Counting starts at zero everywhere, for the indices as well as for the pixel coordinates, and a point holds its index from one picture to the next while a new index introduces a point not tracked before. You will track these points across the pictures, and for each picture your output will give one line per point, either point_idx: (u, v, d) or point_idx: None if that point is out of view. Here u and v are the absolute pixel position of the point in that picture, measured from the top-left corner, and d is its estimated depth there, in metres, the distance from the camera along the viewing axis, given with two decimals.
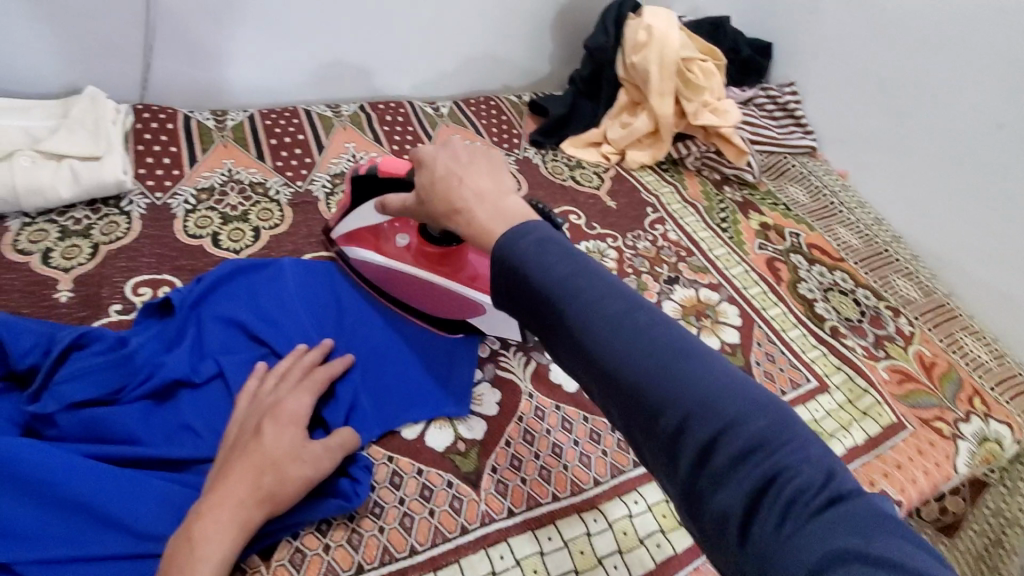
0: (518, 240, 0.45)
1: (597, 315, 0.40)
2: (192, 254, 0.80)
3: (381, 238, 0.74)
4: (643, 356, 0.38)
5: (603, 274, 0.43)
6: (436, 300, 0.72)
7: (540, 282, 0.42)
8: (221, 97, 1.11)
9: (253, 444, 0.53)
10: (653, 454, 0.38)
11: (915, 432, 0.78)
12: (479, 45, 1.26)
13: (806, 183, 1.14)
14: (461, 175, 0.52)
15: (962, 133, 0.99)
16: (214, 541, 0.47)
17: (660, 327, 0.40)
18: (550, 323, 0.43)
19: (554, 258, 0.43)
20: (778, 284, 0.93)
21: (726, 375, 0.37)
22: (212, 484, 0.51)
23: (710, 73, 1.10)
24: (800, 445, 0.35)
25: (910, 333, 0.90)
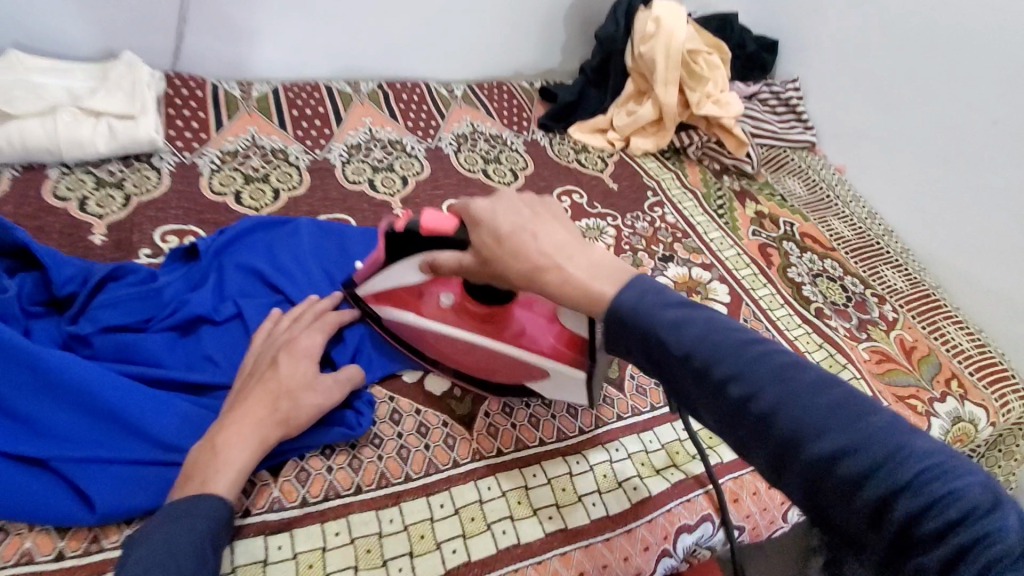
0: (661, 312, 0.47)
1: (772, 389, 0.41)
2: (216, 209, 0.86)
3: (419, 298, 0.67)
4: (829, 429, 0.39)
5: (765, 342, 0.44)
6: (488, 363, 0.67)
7: (698, 355, 0.44)
8: (248, 71, 1.17)
9: (270, 373, 0.58)
10: (848, 525, 0.39)
11: (890, 407, 0.81)
12: (495, 32, 1.31)
13: (803, 176, 1.18)
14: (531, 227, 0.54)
15: (957, 130, 1.02)
16: (234, 452, 0.53)
17: (840, 395, 0.40)
18: (715, 397, 0.44)
19: (708, 330, 0.45)
20: (769, 267, 0.97)
21: (917, 442, 0.38)
22: (233, 405, 0.56)
23: (715, 67, 1.15)
24: (1006, 509, 0.35)
25: (893, 319, 0.94)
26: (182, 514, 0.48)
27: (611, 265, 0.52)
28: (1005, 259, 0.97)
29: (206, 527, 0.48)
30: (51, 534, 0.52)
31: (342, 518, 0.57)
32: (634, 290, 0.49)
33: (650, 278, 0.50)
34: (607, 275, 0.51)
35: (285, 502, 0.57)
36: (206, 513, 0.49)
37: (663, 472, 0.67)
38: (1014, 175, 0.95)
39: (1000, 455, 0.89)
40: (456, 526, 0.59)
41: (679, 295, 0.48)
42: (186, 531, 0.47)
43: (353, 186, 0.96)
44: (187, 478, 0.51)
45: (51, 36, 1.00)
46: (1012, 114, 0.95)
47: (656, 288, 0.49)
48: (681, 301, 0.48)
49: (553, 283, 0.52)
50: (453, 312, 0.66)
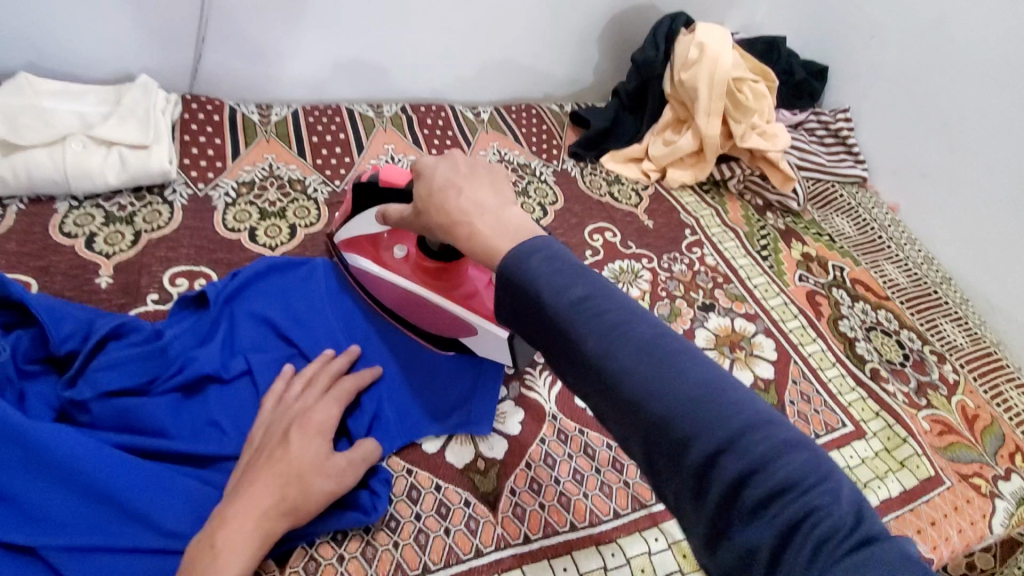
0: (534, 263, 0.43)
1: (621, 346, 0.39)
2: (229, 247, 0.81)
3: (378, 248, 0.71)
4: (669, 390, 0.37)
5: (625, 301, 0.42)
6: (428, 317, 0.68)
7: (559, 309, 0.41)
8: (269, 91, 1.13)
9: (280, 451, 0.53)
10: (677, 492, 0.37)
11: (952, 487, 0.74)
12: (525, 52, 1.25)
13: (853, 214, 1.10)
14: (460, 185, 0.50)
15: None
16: (236, 551, 0.47)
17: (687, 358, 0.39)
18: (568, 352, 0.41)
19: (572, 283, 0.42)
20: (818, 319, 0.90)
21: (754, 410, 0.36)
22: (237, 489, 0.51)
23: (760, 96, 1.07)
24: (834, 485, 0.34)
25: (954, 382, 0.86)
26: None
27: (522, 226, 0.47)
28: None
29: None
30: None
31: None
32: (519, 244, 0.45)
33: (544, 236, 0.46)
34: (512, 234, 0.46)
35: None
36: None
37: None
38: None
39: None
40: None
41: (561, 248, 0.45)
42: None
43: None
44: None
45: (67, 56, 0.97)
46: None
47: (541, 241, 0.45)
48: (558, 250, 0.44)
49: (463, 239, 0.48)
50: (404, 263, 0.69)
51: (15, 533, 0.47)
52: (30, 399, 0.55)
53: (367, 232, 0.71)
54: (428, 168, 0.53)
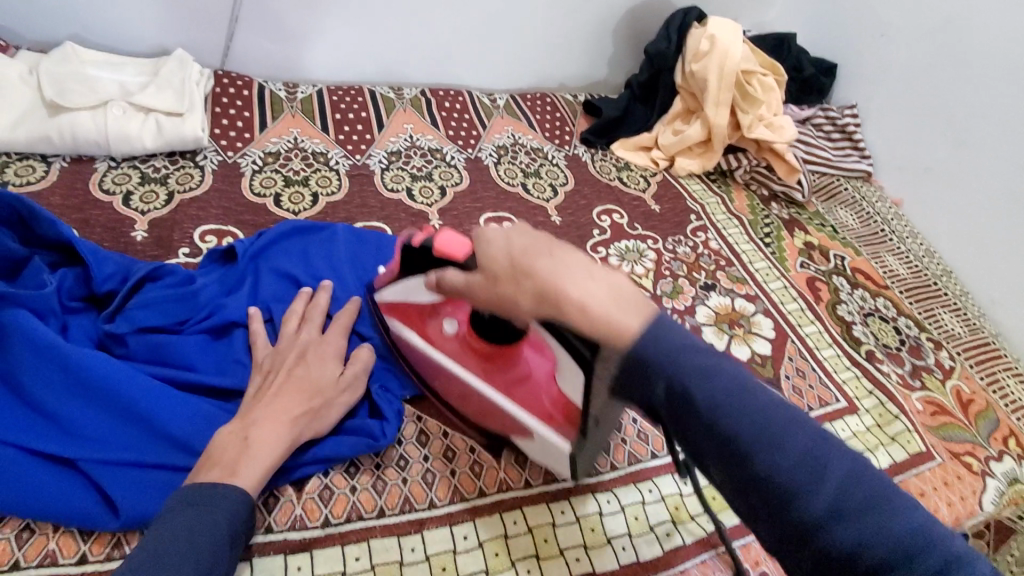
0: (690, 361, 0.42)
1: (791, 458, 0.39)
2: (254, 211, 0.86)
3: (427, 319, 0.65)
4: (844, 508, 0.38)
5: (775, 402, 0.42)
6: (479, 406, 0.63)
7: (714, 405, 0.41)
8: (295, 71, 1.18)
9: (300, 369, 0.59)
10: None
11: (944, 463, 0.76)
12: (541, 43, 1.29)
13: (856, 207, 1.12)
14: None
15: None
16: (265, 446, 0.53)
17: (858, 472, 0.39)
18: (727, 458, 0.41)
19: (720, 379, 0.42)
20: (817, 303, 0.93)
21: (926, 526, 0.38)
22: (263, 400, 0.56)
23: (768, 88, 1.11)
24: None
25: (950, 367, 0.88)
26: (198, 506, 0.47)
27: (636, 296, 0.46)
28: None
29: (226, 524, 0.47)
30: (73, 537, 0.52)
31: (364, 542, 0.55)
32: (660, 333, 0.43)
33: (673, 319, 0.45)
34: (632, 307, 0.45)
35: (307, 521, 0.56)
36: (225, 507, 0.48)
37: (699, 519, 0.63)
38: None
39: None
40: (479, 561, 0.56)
41: (699, 340, 0.44)
42: (207, 525, 0.46)
43: (390, 194, 0.95)
44: (211, 465, 0.51)
45: (110, 31, 1.02)
46: None
47: (676, 327, 0.44)
48: (698, 344, 0.44)
49: (562, 295, 0.45)
50: (457, 342, 0.63)
51: (59, 444, 0.53)
52: (74, 331, 0.60)
53: (417, 302, 0.65)
54: None
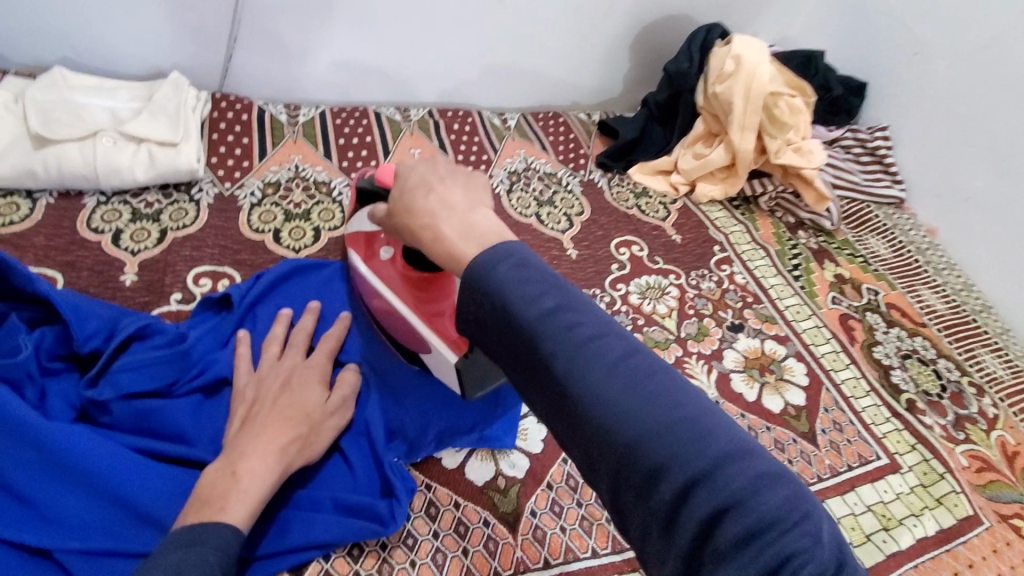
0: (504, 274, 0.40)
1: (592, 369, 0.36)
2: (252, 249, 0.81)
3: (370, 245, 0.68)
4: (637, 413, 0.35)
5: (599, 319, 0.38)
6: (396, 325, 0.64)
7: (530, 326, 0.38)
8: (297, 91, 1.13)
9: (286, 397, 0.56)
10: (643, 525, 0.35)
11: (992, 528, 0.70)
12: (554, 60, 1.23)
13: (887, 235, 1.05)
14: (431, 184, 0.48)
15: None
16: (256, 478, 0.50)
17: (667, 382, 0.36)
18: (534, 371, 0.38)
19: (543, 295, 0.39)
20: (852, 344, 0.87)
21: (731, 438, 0.34)
22: (250, 427, 0.54)
23: (797, 111, 1.03)
24: (817, 525, 0.32)
25: (993, 417, 0.82)
26: (188, 543, 0.43)
27: (494, 230, 0.43)
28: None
29: (216, 560, 0.43)
30: None
31: None
32: (491, 251, 0.41)
33: (506, 237, 0.43)
34: (479, 239, 0.43)
35: None
36: (216, 543, 0.44)
37: None
38: None
39: None
40: None
41: (535, 258, 0.41)
42: (195, 560, 0.42)
43: None
44: (202, 503, 0.47)
45: (103, 52, 0.98)
46: None
47: (507, 242, 0.42)
48: (535, 263, 0.41)
49: (427, 243, 0.45)
50: (389, 265, 0.65)
51: (33, 533, 0.47)
52: (52, 399, 0.55)
53: (365, 229, 0.68)
54: (407, 169, 0.51)
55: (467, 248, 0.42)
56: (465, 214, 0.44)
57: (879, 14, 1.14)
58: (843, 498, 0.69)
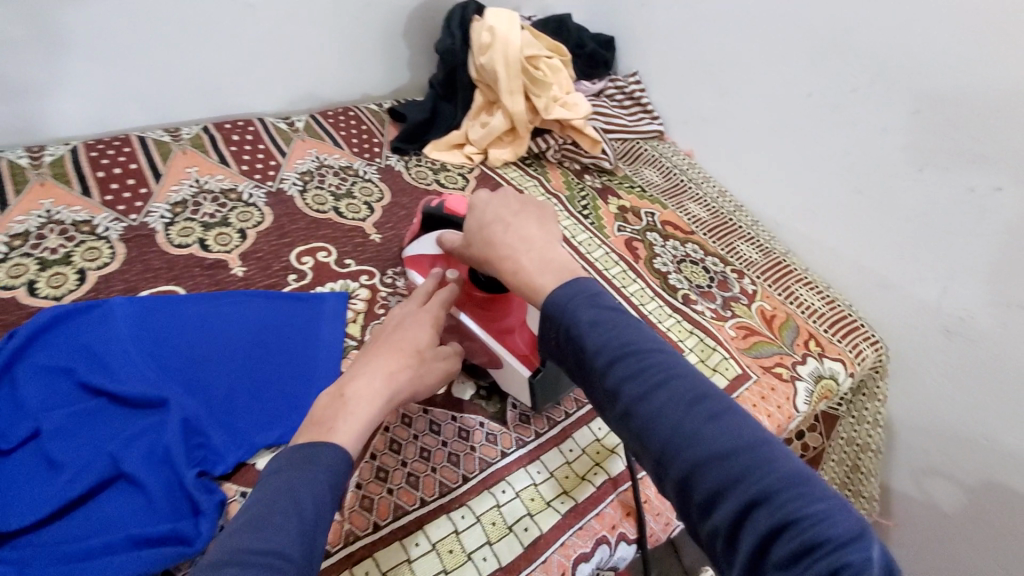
0: (584, 312, 0.49)
1: (659, 392, 0.43)
2: (3, 308, 0.73)
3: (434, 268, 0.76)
4: (702, 437, 0.40)
5: (669, 355, 0.46)
6: (464, 340, 0.71)
7: (602, 356, 0.46)
8: (40, 132, 1.01)
9: (398, 334, 0.61)
10: (710, 540, 0.39)
11: (758, 380, 0.85)
12: (331, 57, 1.23)
13: (658, 164, 1.21)
14: (506, 221, 0.60)
15: (792, 87, 1.03)
16: (362, 402, 0.54)
17: (728, 414, 0.42)
18: (610, 397, 0.46)
19: (617, 329, 0.47)
20: (636, 262, 0.99)
21: (788, 464, 0.38)
22: (363, 360, 0.59)
23: (556, 69, 1.16)
24: (872, 548, 0.34)
25: (752, 292, 0.98)
26: (306, 460, 0.48)
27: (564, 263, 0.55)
28: (852, 214, 0.99)
29: (327, 479, 0.47)
30: None
31: None
32: (570, 291, 0.51)
33: (588, 279, 0.52)
34: (553, 270, 0.54)
35: None
36: (328, 463, 0.48)
37: (554, 503, 0.64)
38: (839, 144, 0.98)
39: (864, 398, 0.97)
40: None
41: (611, 300, 0.50)
42: (306, 483, 0.46)
43: (180, 249, 0.84)
44: (310, 425, 0.52)
45: None
46: (822, 86, 0.98)
47: (589, 289, 0.51)
48: (608, 305, 0.50)
49: (510, 271, 0.56)
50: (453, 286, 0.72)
51: None
52: None
53: (429, 254, 0.78)
54: (482, 205, 0.62)
55: (545, 277, 0.54)
56: (542, 249, 0.56)
57: None
58: None
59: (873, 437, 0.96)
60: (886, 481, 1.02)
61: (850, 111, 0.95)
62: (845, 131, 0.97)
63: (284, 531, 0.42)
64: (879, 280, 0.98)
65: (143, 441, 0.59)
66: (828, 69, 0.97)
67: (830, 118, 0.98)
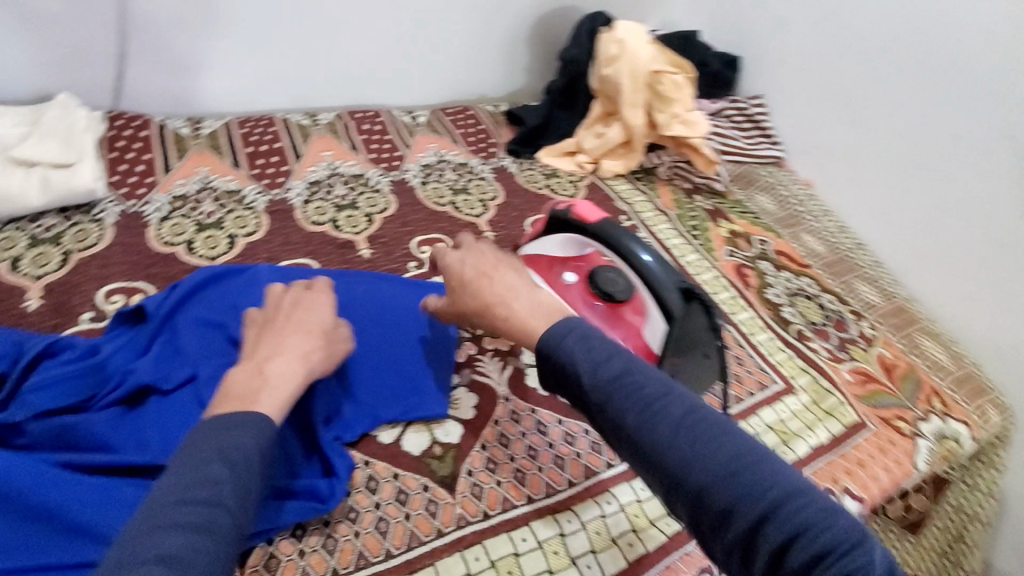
0: (574, 345, 0.52)
1: (656, 420, 0.45)
2: (165, 262, 0.81)
3: (551, 268, 0.76)
4: (703, 459, 0.43)
5: (660, 381, 0.48)
6: None
7: (598, 388, 0.49)
8: (199, 105, 1.11)
9: (297, 316, 0.62)
10: (723, 555, 0.42)
11: (876, 431, 0.81)
12: (458, 57, 1.28)
13: (773, 192, 1.17)
14: (490, 275, 0.61)
15: (935, 126, 0.99)
16: (283, 379, 0.56)
17: (723, 429, 0.44)
18: (612, 424, 0.48)
19: (607, 360, 0.50)
20: (747, 289, 0.96)
21: (785, 475, 0.42)
22: (275, 340, 0.59)
23: (679, 86, 1.11)
24: (869, 546, 0.38)
25: (871, 337, 0.93)
26: (232, 425, 0.49)
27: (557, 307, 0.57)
28: (985, 265, 0.95)
29: (255, 440, 0.49)
30: None
31: None
32: (556, 325, 0.54)
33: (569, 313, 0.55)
34: (545, 312, 0.56)
35: None
36: (255, 429, 0.50)
37: (659, 523, 0.64)
38: (985, 192, 0.94)
39: (982, 466, 0.89)
40: None
41: (597, 330, 0.53)
42: (237, 443, 0.48)
43: (315, 227, 0.91)
44: (228, 399, 0.53)
45: None
46: (975, 130, 0.94)
47: (573, 320, 0.54)
48: (596, 335, 0.52)
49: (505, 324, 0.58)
50: (573, 290, 0.74)
51: None
52: None
53: (549, 254, 0.78)
54: (456, 262, 0.63)
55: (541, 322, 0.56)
56: (533, 294, 0.59)
57: None
58: (747, 422, 0.77)
59: (984, 507, 0.89)
60: (990, 556, 0.93)
61: (999, 159, 0.92)
62: (995, 178, 0.92)
63: (219, 483, 0.45)
64: (1002, 340, 0.94)
65: None
66: (986, 112, 0.93)
67: (981, 163, 0.94)
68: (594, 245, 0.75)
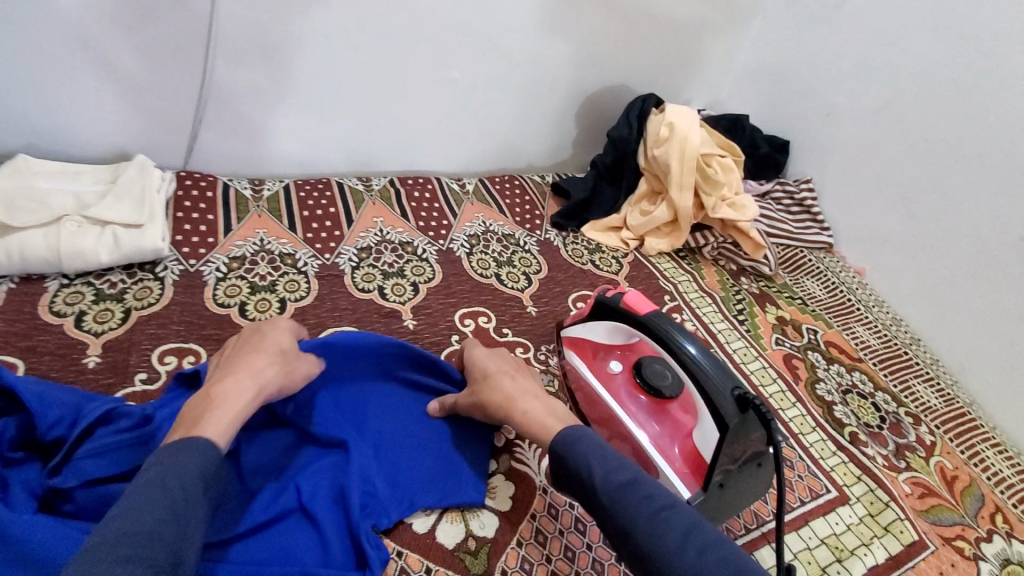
0: (589, 454, 0.57)
1: (663, 530, 0.50)
2: (218, 323, 0.84)
3: (596, 356, 0.79)
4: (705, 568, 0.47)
5: (666, 495, 0.53)
6: (619, 437, 0.74)
7: (610, 496, 0.53)
8: (261, 167, 1.17)
9: (253, 340, 0.66)
10: None
11: (937, 551, 0.74)
12: (508, 129, 1.32)
13: (821, 277, 1.16)
14: (513, 373, 0.70)
15: (1003, 229, 0.97)
16: (234, 393, 0.59)
17: (721, 543, 0.49)
18: (624, 531, 0.52)
19: (619, 470, 0.55)
20: (797, 383, 0.93)
21: None
22: (232, 362, 0.63)
23: (728, 169, 1.15)
24: None
25: (931, 443, 0.88)
26: (175, 449, 0.51)
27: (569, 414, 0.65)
28: None
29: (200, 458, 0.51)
30: None
31: None
32: (573, 431, 0.60)
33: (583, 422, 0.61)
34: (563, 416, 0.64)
35: None
36: (198, 450, 0.51)
37: None
38: None
39: None
40: None
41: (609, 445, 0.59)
42: (183, 461, 0.50)
43: (363, 294, 0.92)
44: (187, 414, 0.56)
45: (66, 138, 1.01)
46: None
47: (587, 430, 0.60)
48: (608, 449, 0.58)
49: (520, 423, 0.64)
50: (618, 381, 0.76)
51: None
52: (14, 488, 0.57)
53: (594, 341, 0.80)
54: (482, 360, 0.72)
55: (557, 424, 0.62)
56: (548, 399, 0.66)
57: (792, 84, 1.27)
58: (799, 533, 0.73)
59: None
60: None
61: None
62: None
63: (168, 497, 0.47)
64: None
65: (326, 481, 0.63)
66: None
67: None
68: (639, 335, 0.73)
